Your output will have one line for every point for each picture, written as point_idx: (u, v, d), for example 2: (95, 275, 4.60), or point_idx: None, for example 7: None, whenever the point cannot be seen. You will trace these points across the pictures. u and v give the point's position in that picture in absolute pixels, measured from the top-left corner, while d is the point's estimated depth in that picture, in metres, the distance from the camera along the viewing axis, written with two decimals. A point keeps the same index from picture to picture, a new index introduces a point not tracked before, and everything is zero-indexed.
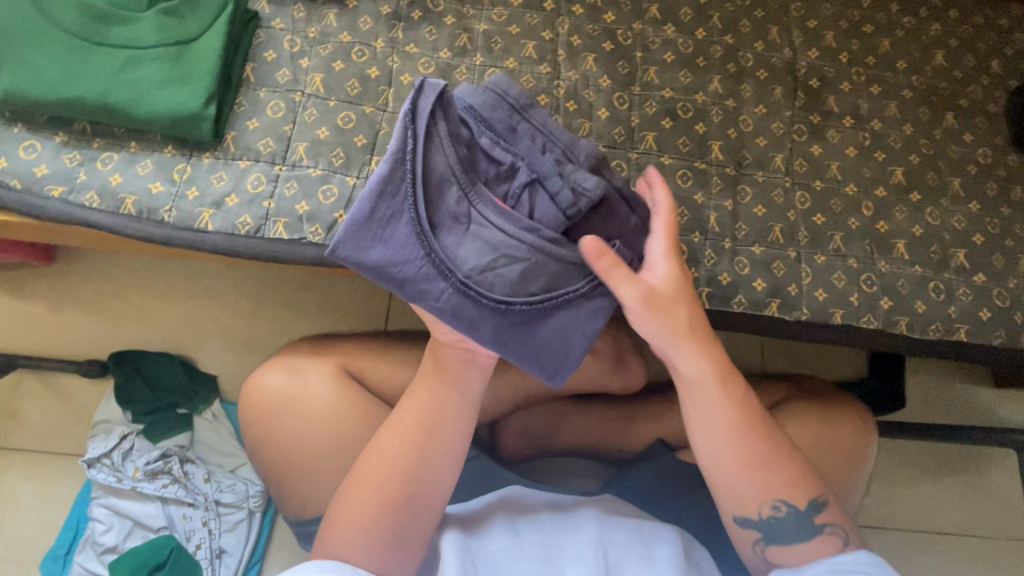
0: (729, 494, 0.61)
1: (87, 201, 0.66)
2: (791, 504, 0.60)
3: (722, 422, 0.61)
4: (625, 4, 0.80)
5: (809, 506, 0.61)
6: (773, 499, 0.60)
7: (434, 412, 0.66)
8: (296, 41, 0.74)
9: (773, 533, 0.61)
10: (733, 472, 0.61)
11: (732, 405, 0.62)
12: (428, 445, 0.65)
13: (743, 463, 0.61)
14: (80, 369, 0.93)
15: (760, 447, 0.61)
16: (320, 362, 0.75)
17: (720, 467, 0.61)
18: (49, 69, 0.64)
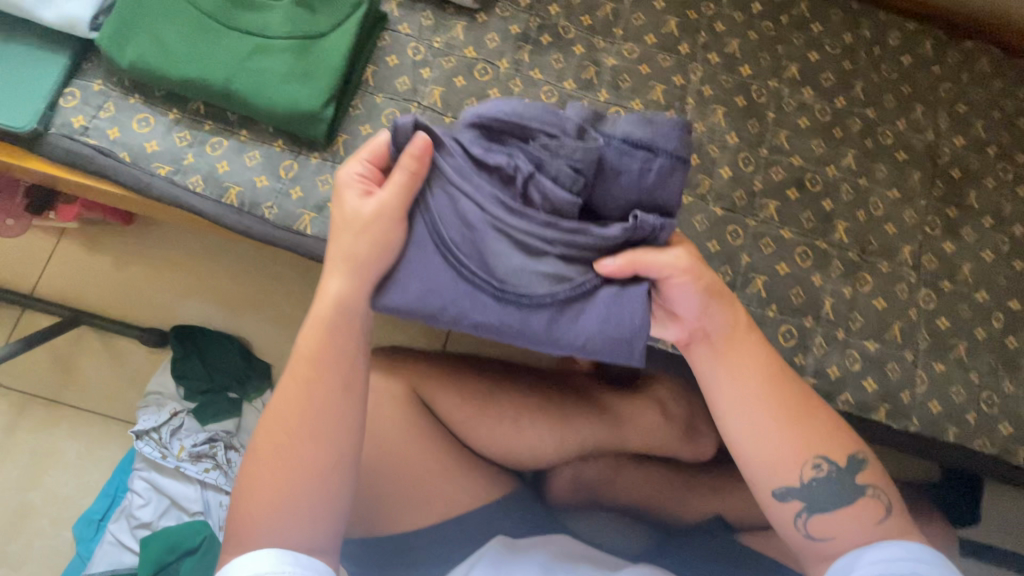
0: (761, 462, 0.55)
1: (192, 185, 0.64)
2: (830, 459, 0.55)
3: (754, 380, 0.55)
4: (765, 59, 0.75)
5: (847, 462, 0.55)
6: (810, 455, 0.55)
7: (316, 364, 0.52)
8: (420, 49, 0.71)
9: (817, 503, 0.55)
10: (767, 428, 0.55)
11: (757, 364, 0.56)
12: (301, 407, 0.52)
13: (778, 425, 0.55)
14: (141, 336, 0.93)
15: (790, 402, 0.56)
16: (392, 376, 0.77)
17: (757, 433, 0.55)
18: (178, 47, 0.63)
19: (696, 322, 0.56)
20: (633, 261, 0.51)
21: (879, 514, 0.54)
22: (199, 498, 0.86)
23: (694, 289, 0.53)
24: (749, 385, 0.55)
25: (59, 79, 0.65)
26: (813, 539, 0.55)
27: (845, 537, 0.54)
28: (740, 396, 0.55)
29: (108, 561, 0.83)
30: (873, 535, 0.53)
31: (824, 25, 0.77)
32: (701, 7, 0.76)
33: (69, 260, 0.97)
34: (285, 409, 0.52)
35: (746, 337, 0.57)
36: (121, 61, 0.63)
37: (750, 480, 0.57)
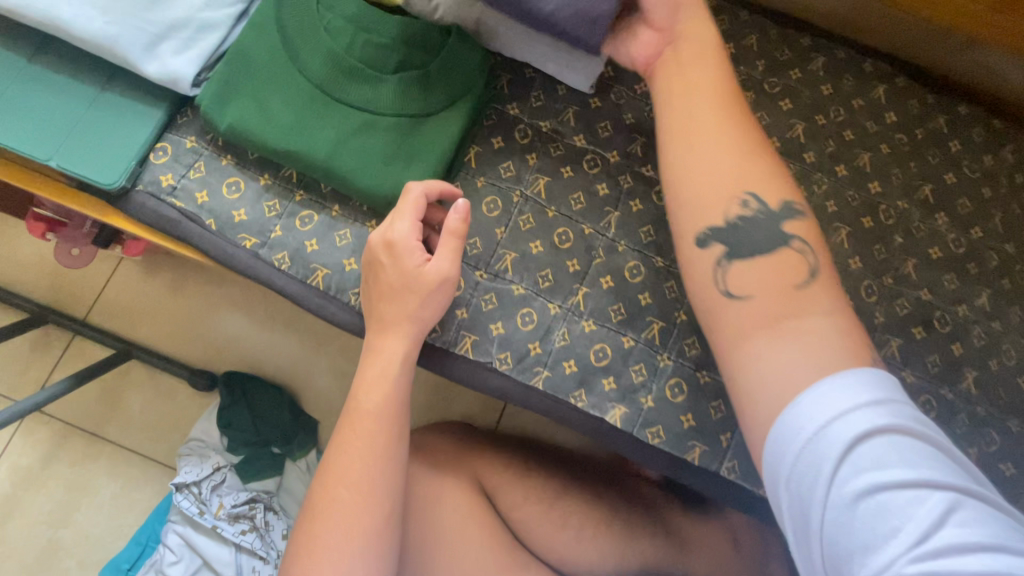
0: (700, 176, 0.51)
1: (277, 261, 0.60)
2: (759, 198, 0.51)
3: (711, 106, 0.53)
4: (895, 176, 0.69)
5: (779, 208, 0.52)
6: (739, 191, 0.51)
7: (370, 420, 0.53)
8: (529, 132, 0.67)
9: (740, 242, 0.51)
10: (718, 149, 0.52)
11: (714, 102, 0.53)
12: (339, 493, 0.51)
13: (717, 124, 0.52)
14: (191, 377, 0.89)
15: (744, 136, 0.52)
16: (458, 467, 0.74)
17: (701, 119, 0.53)
18: (281, 116, 0.60)
19: (688, 59, 0.55)
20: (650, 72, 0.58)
21: (800, 277, 0.49)
22: (232, 566, 0.80)
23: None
24: (712, 80, 0.54)
25: (152, 135, 0.61)
26: (751, 322, 0.47)
27: (802, 370, 0.44)
28: (710, 88, 0.54)
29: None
30: (798, 319, 0.46)
31: (963, 144, 0.70)
32: (829, 111, 0.70)
33: (127, 287, 0.94)
34: (325, 495, 0.51)
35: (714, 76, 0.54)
36: (220, 124, 0.60)
37: (687, 203, 0.52)
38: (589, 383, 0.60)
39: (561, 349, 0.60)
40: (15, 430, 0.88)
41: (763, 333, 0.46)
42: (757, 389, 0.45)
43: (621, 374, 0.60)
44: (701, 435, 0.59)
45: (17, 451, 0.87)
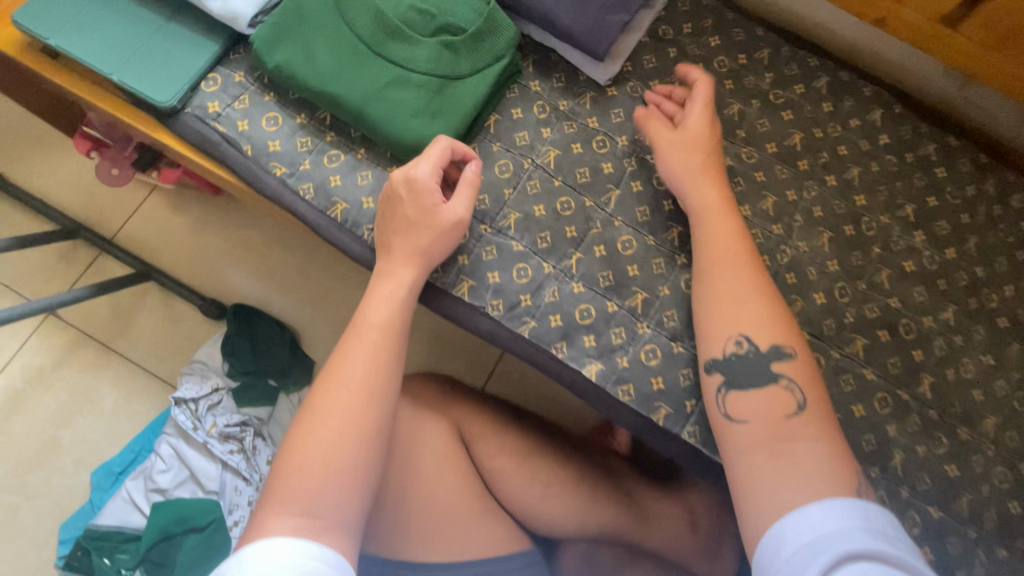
0: (715, 308, 0.59)
1: (302, 191, 0.66)
2: (754, 340, 0.57)
3: (726, 235, 0.62)
4: (880, 193, 0.74)
5: (770, 349, 0.57)
6: (734, 332, 0.58)
7: (378, 337, 0.59)
8: (546, 109, 0.73)
9: (736, 373, 0.58)
10: (725, 289, 0.60)
11: (729, 241, 0.61)
12: (338, 396, 0.56)
13: (730, 259, 0.61)
14: (203, 304, 0.95)
15: (752, 277, 0.60)
16: (440, 416, 0.77)
17: (711, 264, 0.61)
18: (324, 61, 0.66)
19: (695, 201, 0.64)
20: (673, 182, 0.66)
21: (788, 410, 0.55)
22: (216, 480, 0.86)
23: (683, 163, 0.66)
24: (723, 227, 0.62)
25: (206, 64, 0.67)
26: (748, 448, 0.54)
27: (792, 497, 0.49)
28: (722, 232, 0.62)
29: (117, 518, 0.85)
30: (790, 446, 0.53)
31: (948, 173, 0.75)
32: (827, 127, 0.76)
33: (155, 215, 1.01)
34: (324, 397, 0.56)
35: (725, 213, 0.64)
36: (269, 62, 0.66)
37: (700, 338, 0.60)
38: (571, 338, 0.65)
39: (549, 303, 0.65)
40: (32, 332, 0.94)
41: (758, 456, 0.53)
42: (755, 499, 0.51)
43: (602, 333, 0.65)
44: (669, 398, 0.64)
45: (31, 350, 0.93)
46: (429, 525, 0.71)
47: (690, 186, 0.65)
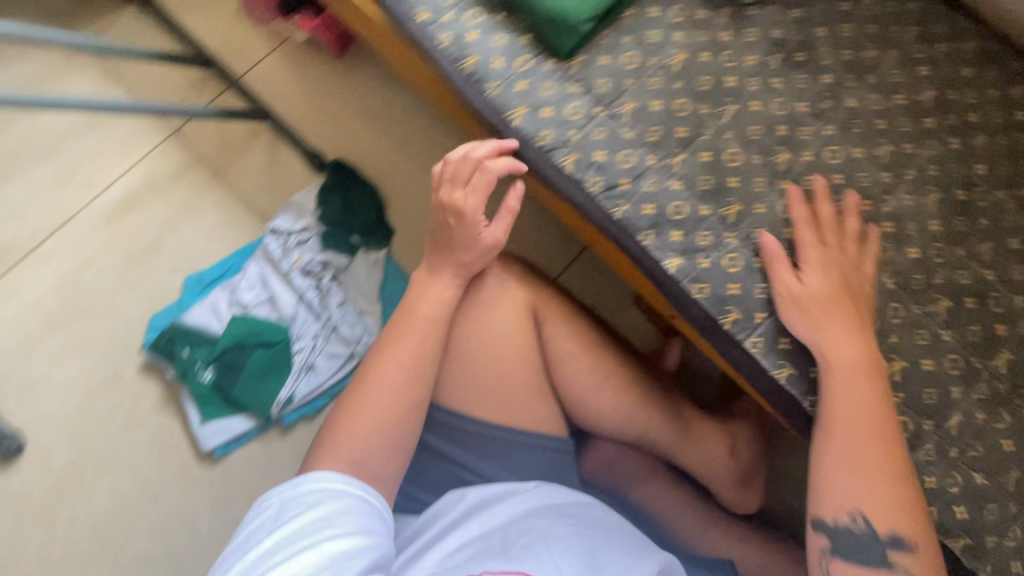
0: (841, 473, 0.54)
1: (439, 39, 0.70)
2: (871, 522, 0.52)
3: (862, 408, 0.56)
4: (1004, 167, 0.71)
5: (886, 536, 0.52)
6: (849, 506, 0.53)
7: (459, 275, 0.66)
8: (683, 14, 0.73)
9: (844, 546, 0.53)
10: (862, 457, 0.54)
11: (867, 410, 0.56)
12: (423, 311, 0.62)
13: (868, 428, 0.55)
14: (307, 155, 1.02)
15: (887, 453, 0.54)
16: (521, 292, 0.82)
17: (835, 427, 0.56)
18: None
19: (839, 355, 0.59)
20: (819, 322, 0.61)
21: None
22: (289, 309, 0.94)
23: (812, 316, 0.61)
24: (859, 392, 0.57)
25: None
26: None
27: None
28: (857, 396, 0.57)
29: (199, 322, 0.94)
30: None
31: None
32: (963, 92, 0.74)
33: (280, 66, 1.07)
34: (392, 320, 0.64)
35: (866, 374, 0.58)
36: None
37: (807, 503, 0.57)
38: (660, 229, 0.67)
39: (646, 192, 0.67)
40: (158, 146, 1.04)
41: None
42: None
43: (690, 231, 0.67)
44: (740, 305, 0.65)
45: (154, 161, 1.03)
46: (482, 387, 0.78)
47: (833, 338, 0.60)
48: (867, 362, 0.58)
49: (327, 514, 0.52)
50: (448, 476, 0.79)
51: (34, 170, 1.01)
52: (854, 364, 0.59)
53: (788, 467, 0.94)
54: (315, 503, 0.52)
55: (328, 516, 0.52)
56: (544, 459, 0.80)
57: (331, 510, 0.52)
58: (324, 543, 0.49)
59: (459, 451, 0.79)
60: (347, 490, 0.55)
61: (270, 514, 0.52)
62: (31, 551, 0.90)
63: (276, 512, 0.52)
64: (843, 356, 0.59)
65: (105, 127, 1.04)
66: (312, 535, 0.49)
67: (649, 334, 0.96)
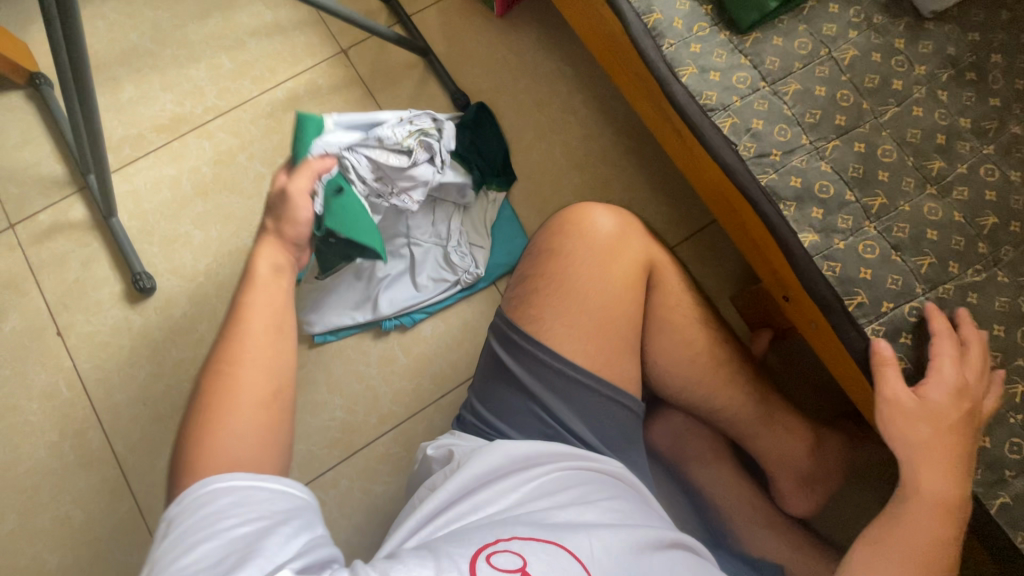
0: None
1: None
2: None
3: (921, 536, 0.56)
4: None
5: None
6: None
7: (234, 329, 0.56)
8: (861, 15, 0.76)
9: None
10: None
11: (925, 541, 0.56)
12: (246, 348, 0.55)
13: (921, 561, 0.55)
14: (454, 93, 1.10)
15: None
16: (639, 242, 0.81)
17: (899, 550, 0.55)
18: None
19: (923, 482, 0.59)
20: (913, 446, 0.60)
21: None
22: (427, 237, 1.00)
23: (925, 439, 0.60)
24: (933, 526, 0.57)
25: None
26: None
27: None
28: (924, 530, 0.56)
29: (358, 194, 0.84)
30: None
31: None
32: None
33: (447, 13, 1.16)
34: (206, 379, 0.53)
35: (939, 514, 0.57)
36: None
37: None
38: (801, 203, 0.70)
39: (795, 166, 0.70)
40: (324, 60, 1.14)
41: None
42: None
43: (831, 212, 0.69)
44: (868, 290, 0.67)
45: (317, 73, 1.14)
46: (587, 334, 0.76)
47: (925, 466, 0.59)
48: (949, 505, 0.58)
49: (235, 512, 0.44)
50: (523, 409, 0.76)
51: (217, 60, 1.13)
52: (940, 502, 0.58)
53: (854, 490, 0.92)
54: (219, 499, 0.45)
55: (238, 513, 0.45)
56: (622, 421, 0.76)
57: (227, 501, 0.45)
58: (226, 536, 0.43)
59: (535, 385, 0.76)
60: (255, 484, 0.47)
61: (170, 529, 0.44)
62: (139, 383, 1.00)
63: (173, 523, 0.44)
64: (931, 492, 0.58)
65: (284, 35, 1.15)
66: (216, 532, 0.43)
67: (740, 327, 0.98)
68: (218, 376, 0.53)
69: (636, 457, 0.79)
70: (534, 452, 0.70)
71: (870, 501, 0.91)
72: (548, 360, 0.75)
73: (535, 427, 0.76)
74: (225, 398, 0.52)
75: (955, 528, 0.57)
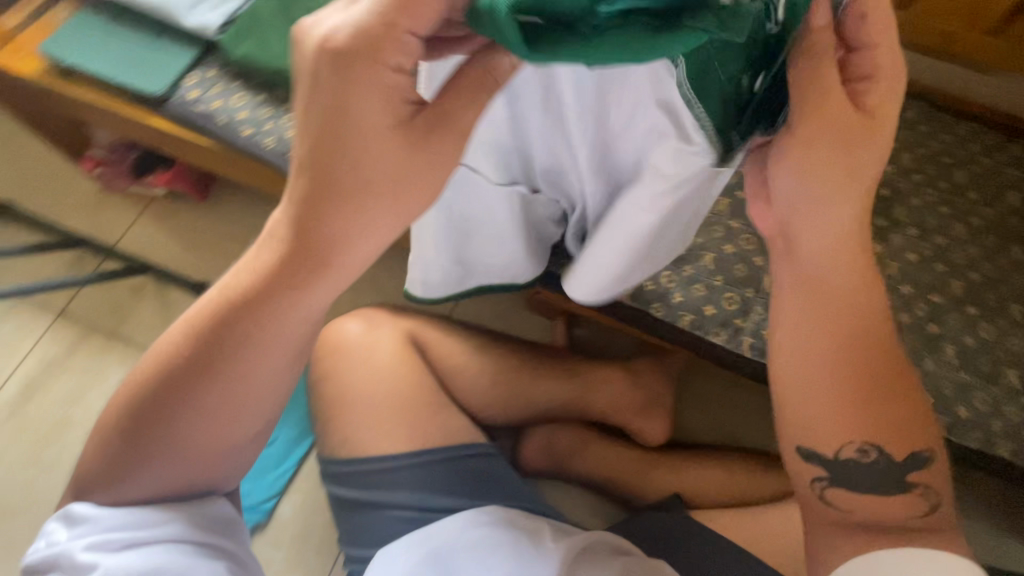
0: (803, 387, 0.55)
1: (264, 143, 0.85)
2: (883, 449, 0.54)
3: (833, 326, 0.54)
4: None
5: (905, 460, 0.54)
6: (857, 439, 0.54)
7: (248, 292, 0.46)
8: None
9: (843, 475, 0.55)
10: (818, 385, 0.55)
11: (831, 318, 0.53)
12: (243, 369, 0.48)
13: (836, 357, 0.54)
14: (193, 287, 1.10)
15: (851, 372, 0.54)
16: (391, 325, 0.90)
17: (830, 355, 0.54)
18: (275, 47, 0.86)
19: (797, 237, 0.51)
20: (777, 156, 0.45)
21: (904, 513, 0.54)
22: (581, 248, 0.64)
23: (798, 174, 0.45)
24: (851, 292, 0.53)
25: (186, 64, 0.88)
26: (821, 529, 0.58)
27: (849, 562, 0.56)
28: (839, 298, 0.53)
29: None
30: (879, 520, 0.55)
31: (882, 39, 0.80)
32: None
33: (150, 225, 1.17)
34: (225, 296, 0.47)
35: (845, 273, 0.52)
36: (235, 54, 0.87)
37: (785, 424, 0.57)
38: None
39: None
40: (47, 329, 1.08)
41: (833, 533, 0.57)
42: None
43: None
44: None
45: (45, 345, 1.07)
46: (388, 424, 0.80)
47: (778, 195, 0.48)
48: (846, 265, 0.51)
49: (155, 542, 0.50)
50: (383, 521, 0.77)
51: None
52: (820, 284, 0.53)
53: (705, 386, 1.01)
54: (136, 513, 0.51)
55: (170, 542, 0.50)
56: (468, 467, 0.80)
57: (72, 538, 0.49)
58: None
59: (377, 495, 0.78)
60: (209, 505, 0.54)
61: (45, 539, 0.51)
62: None
63: (89, 512, 0.50)
64: (809, 279, 0.53)
65: None
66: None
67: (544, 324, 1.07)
68: (177, 406, 0.48)
69: (505, 489, 0.81)
70: (414, 543, 0.73)
71: (720, 389, 1.01)
72: (375, 466, 0.79)
73: (405, 526, 0.76)
74: (184, 396, 0.48)
75: (857, 290, 0.53)
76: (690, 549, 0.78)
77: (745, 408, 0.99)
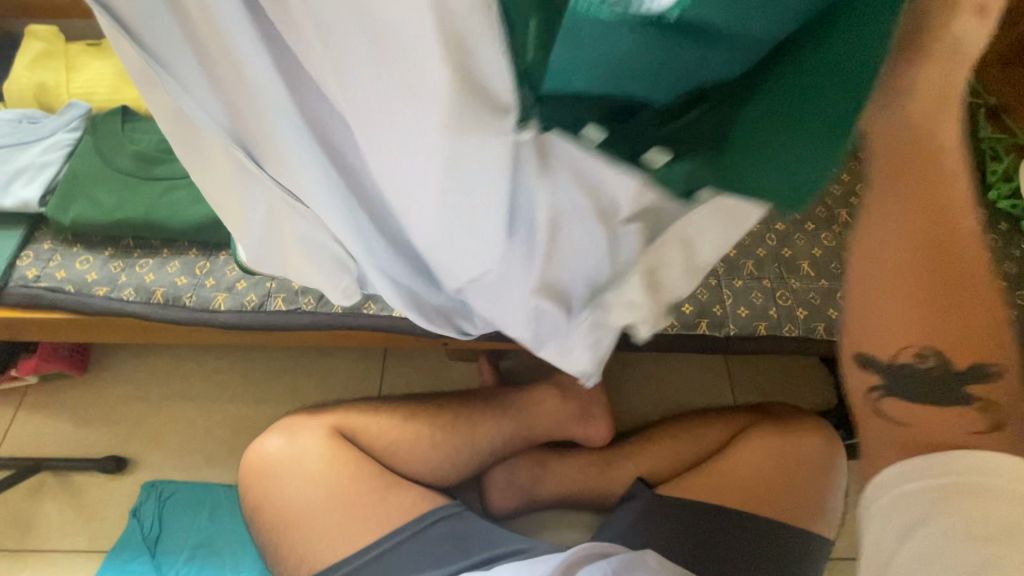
0: (881, 321, 0.49)
1: (125, 296, 0.82)
2: (946, 359, 0.48)
3: (914, 247, 0.45)
4: None
5: (969, 371, 0.48)
6: (917, 350, 0.48)
7: None
8: None
9: (901, 383, 0.50)
10: (891, 307, 0.48)
11: (918, 240, 0.45)
12: None
13: (908, 298, 0.47)
14: (98, 466, 1.02)
15: (978, 303, 0.47)
16: (315, 426, 0.88)
17: (957, 278, 0.46)
18: (108, 201, 0.84)
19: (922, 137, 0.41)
20: None
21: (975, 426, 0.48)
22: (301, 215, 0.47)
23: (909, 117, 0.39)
24: (907, 226, 0.45)
25: (15, 245, 0.84)
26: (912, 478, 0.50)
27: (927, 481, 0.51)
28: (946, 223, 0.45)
29: None
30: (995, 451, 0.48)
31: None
32: None
33: (30, 419, 1.07)
34: None
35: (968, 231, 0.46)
36: (64, 219, 0.84)
37: (843, 328, 0.53)
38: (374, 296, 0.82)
39: None
40: None
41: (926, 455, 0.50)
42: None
43: None
44: None
45: None
46: (341, 526, 0.79)
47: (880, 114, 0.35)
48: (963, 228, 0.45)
49: None
50: None
51: None
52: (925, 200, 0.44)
53: (634, 369, 1.08)
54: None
55: None
56: (436, 533, 0.80)
57: None
58: None
59: None
60: None
61: None
62: None
63: None
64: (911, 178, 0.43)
65: None
66: None
67: (473, 368, 1.10)
68: None
69: (476, 540, 0.81)
70: None
71: (647, 367, 1.08)
72: None
73: None
74: None
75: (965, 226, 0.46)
76: (665, 528, 0.81)
77: (673, 375, 1.07)
